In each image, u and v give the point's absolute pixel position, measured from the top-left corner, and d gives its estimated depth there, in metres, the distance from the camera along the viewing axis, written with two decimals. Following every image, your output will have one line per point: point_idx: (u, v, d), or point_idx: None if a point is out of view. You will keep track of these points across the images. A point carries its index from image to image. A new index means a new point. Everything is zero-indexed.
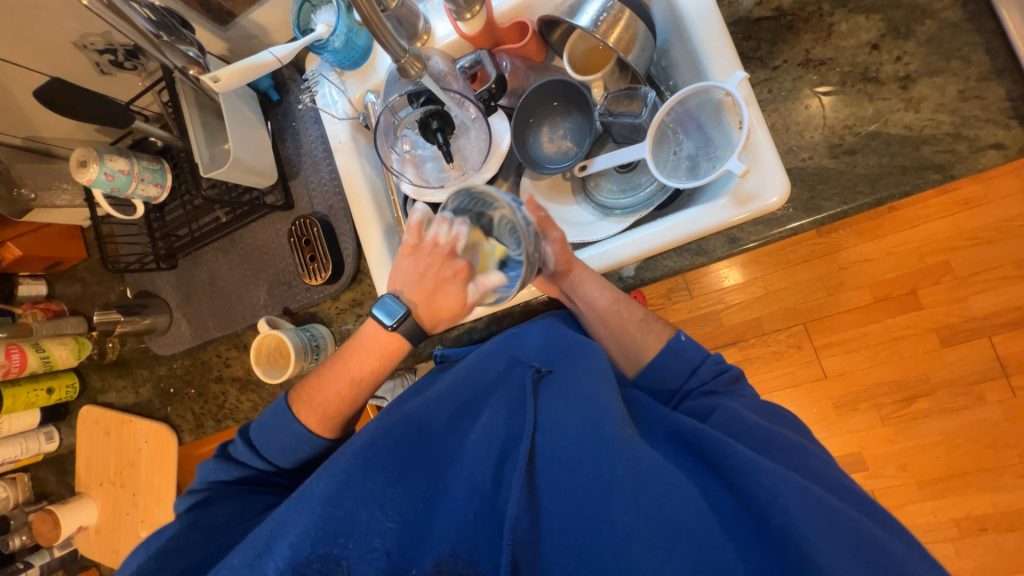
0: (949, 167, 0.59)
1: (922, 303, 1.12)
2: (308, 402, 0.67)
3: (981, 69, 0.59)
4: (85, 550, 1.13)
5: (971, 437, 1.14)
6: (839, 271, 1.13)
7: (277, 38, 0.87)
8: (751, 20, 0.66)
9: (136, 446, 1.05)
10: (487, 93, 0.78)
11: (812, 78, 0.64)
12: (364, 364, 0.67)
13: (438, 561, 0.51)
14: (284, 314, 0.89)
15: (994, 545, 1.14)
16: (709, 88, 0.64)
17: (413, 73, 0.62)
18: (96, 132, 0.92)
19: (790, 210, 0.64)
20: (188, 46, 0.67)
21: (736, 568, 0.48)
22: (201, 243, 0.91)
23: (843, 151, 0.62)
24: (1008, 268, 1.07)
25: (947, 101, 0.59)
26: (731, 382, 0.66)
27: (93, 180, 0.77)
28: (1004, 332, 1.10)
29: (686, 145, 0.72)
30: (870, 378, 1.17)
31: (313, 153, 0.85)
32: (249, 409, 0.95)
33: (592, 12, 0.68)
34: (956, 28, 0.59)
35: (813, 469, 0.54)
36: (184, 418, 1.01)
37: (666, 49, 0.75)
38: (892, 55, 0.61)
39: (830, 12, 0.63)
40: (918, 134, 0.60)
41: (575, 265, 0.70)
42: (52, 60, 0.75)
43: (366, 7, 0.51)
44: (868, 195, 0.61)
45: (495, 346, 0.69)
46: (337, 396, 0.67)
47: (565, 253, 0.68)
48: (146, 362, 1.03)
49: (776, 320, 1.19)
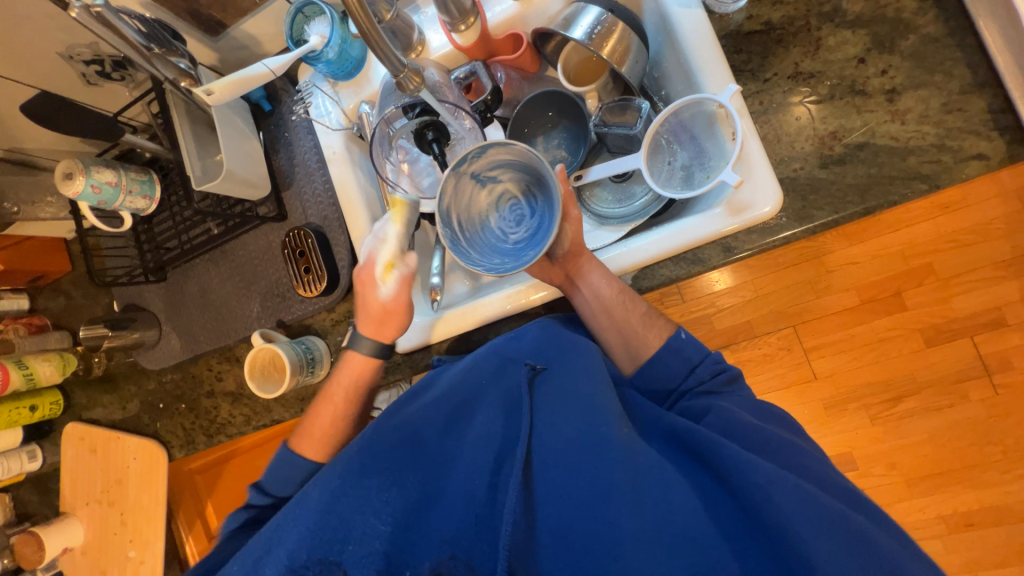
0: (934, 177, 0.60)
1: (907, 304, 1.15)
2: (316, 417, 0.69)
3: (963, 82, 0.60)
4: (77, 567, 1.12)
5: (956, 434, 1.17)
6: (826, 275, 1.16)
7: (270, 49, 0.86)
8: (742, 34, 0.67)
9: (124, 463, 1.03)
10: (484, 103, 0.79)
11: (802, 90, 0.65)
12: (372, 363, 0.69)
13: (436, 565, 0.52)
14: (279, 326, 0.87)
15: (981, 540, 1.17)
16: (702, 101, 0.65)
17: (411, 87, 0.61)
18: (81, 143, 0.90)
19: (783, 220, 0.65)
20: (179, 58, 0.65)
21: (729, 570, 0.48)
22: (190, 255, 0.89)
23: (833, 161, 0.64)
24: (989, 267, 1.10)
25: (931, 114, 0.61)
26: (728, 383, 0.65)
27: (80, 192, 0.76)
28: (986, 332, 1.14)
29: (680, 156, 0.73)
30: (858, 379, 1.20)
31: (306, 164, 0.85)
32: (241, 424, 0.93)
33: (586, 24, 0.69)
34: (938, 43, 0.61)
35: (810, 468, 0.55)
36: (174, 434, 0.98)
37: (659, 60, 0.76)
38: (878, 69, 0.63)
39: (818, 27, 0.65)
40: (904, 144, 0.62)
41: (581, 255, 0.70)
42: (36, 71, 0.73)
43: (364, 21, 0.50)
44: (858, 205, 0.62)
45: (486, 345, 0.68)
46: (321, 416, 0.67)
47: (577, 236, 0.69)
48: (133, 377, 1.00)
49: (768, 323, 1.21)
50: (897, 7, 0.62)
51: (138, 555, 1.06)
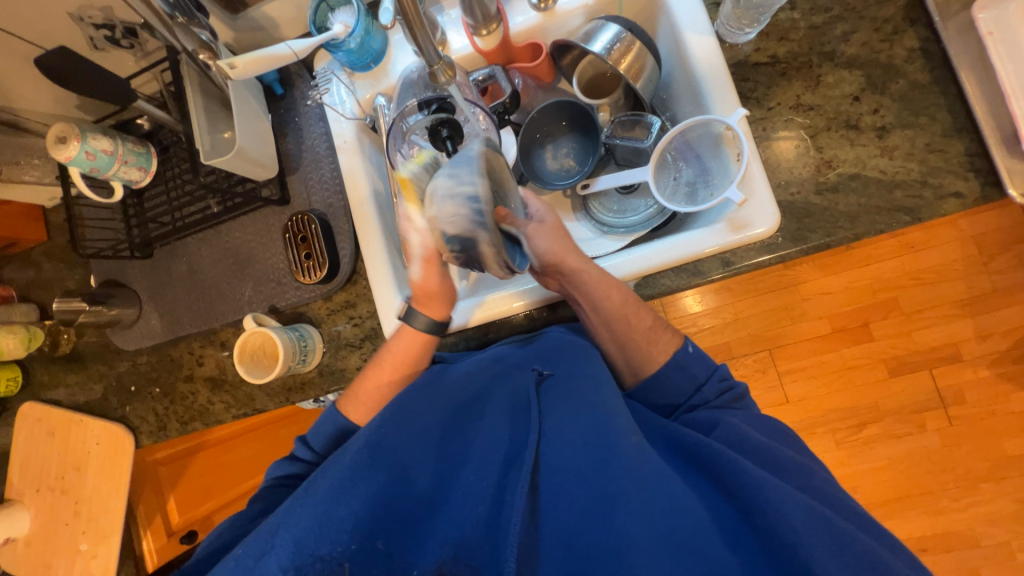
0: (916, 211, 0.65)
1: (874, 335, 1.25)
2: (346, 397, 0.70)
3: (944, 126, 0.66)
4: (25, 558, 1.05)
5: (915, 461, 1.24)
6: (801, 302, 1.28)
7: (287, 33, 0.86)
8: (749, 64, 0.72)
9: (86, 447, 0.97)
10: (501, 106, 0.81)
11: (801, 121, 0.70)
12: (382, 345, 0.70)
13: (439, 563, 0.53)
14: (270, 312, 0.85)
15: (933, 565, 1.23)
16: (711, 121, 0.68)
17: (443, 80, 0.63)
18: (76, 108, 0.87)
19: (779, 239, 0.68)
20: (201, 30, 0.64)
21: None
22: (182, 232, 0.86)
23: (827, 189, 0.68)
24: (947, 306, 1.22)
25: (916, 152, 0.66)
26: (734, 401, 0.67)
27: (73, 157, 0.73)
28: (943, 365, 1.23)
29: (686, 172, 0.77)
30: (827, 404, 1.28)
31: (314, 150, 0.84)
32: (220, 412, 0.88)
33: (605, 40, 0.72)
34: (924, 89, 0.67)
35: (811, 484, 0.56)
36: (144, 420, 0.92)
37: (669, 82, 0.81)
38: (870, 107, 0.68)
39: (818, 64, 0.70)
40: (891, 178, 0.66)
41: (580, 268, 0.67)
42: (42, 29, 0.71)
43: (410, 8, 0.50)
44: (848, 230, 0.67)
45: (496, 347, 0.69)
46: (362, 385, 0.69)
47: (560, 242, 0.67)
48: (104, 357, 0.94)
49: (744, 345, 1.30)
50: (889, 53, 0.68)
51: (90, 548, 1.03)
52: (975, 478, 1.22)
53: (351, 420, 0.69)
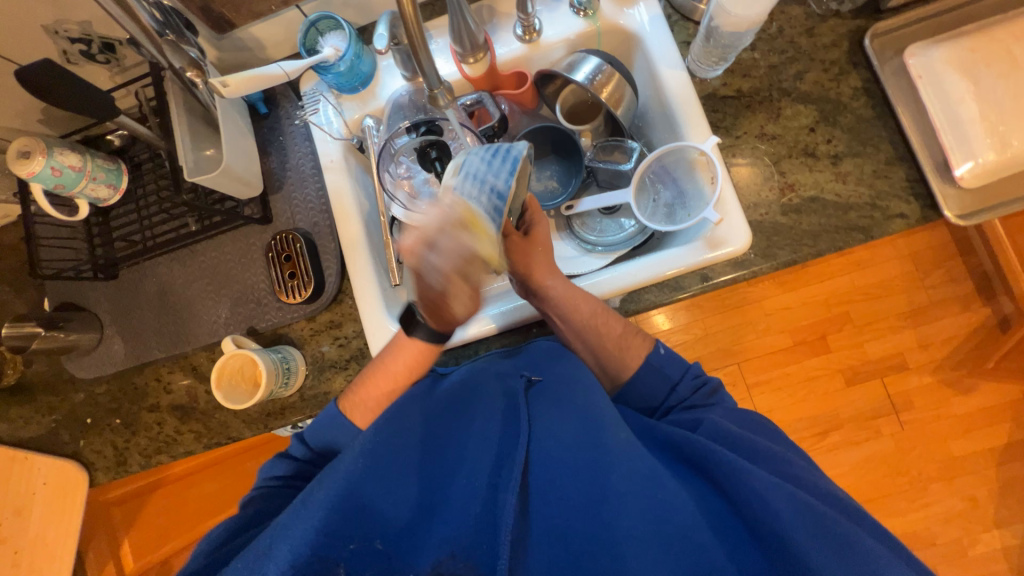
0: (869, 229, 0.72)
1: (832, 346, 1.34)
2: (342, 397, 0.68)
3: (887, 155, 0.74)
4: None
5: (875, 464, 1.32)
6: (765, 316, 1.36)
7: (272, 54, 0.86)
8: (718, 96, 0.79)
9: (29, 490, 0.91)
10: (490, 130, 0.83)
11: (765, 148, 0.77)
12: (385, 357, 0.68)
13: (437, 564, 0.52)
14: (249, 334, 0.82)
15: None
16: (685, 147, 0.73)
17: (443, 102, 0.65)
18: (39, 123, 0.83)
19: (751, 255, 0.74)
20: (190, 47, 0.64)
21: (725, 567, 0.51)
22: (155, 252, 0.83)
23: (791, 210, 0.74)
24: (894, 318, 1.33)
25: (865, 178, 0.74)
26: (708, 395, 0.70)
27: (37, 173, 0.70)
28: (893, 373, 1.33)
29: (664, 195, 0.83)
30: (793, 414, 1.35)
31: (299, 169, 0.83)
32: (189, 443, 0.83)
33: (586, 71, 0.77)
34: (868, 122, 0.75)
35: (799, 476, 0.58)
36: (100, 454, 0.85)
37: (644, 112, 0.87)
38: (825, 138, 0.75)
39: (778, 99, 0.77)
40: (846, 201, 0.73)
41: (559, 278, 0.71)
42: (13, 43, 0.68)
43: (416, 33, 0.53)
44: (812, 247, 0.73)
45: (497, 355, 0.71)
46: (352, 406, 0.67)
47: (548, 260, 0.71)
48: (56, 388, 0.87)
49: (715, 359, 1.36)
50: (837, 91, 0.77)
51: None
52: (927, 479, 1.31)
53: (341, 444, 0.67)
